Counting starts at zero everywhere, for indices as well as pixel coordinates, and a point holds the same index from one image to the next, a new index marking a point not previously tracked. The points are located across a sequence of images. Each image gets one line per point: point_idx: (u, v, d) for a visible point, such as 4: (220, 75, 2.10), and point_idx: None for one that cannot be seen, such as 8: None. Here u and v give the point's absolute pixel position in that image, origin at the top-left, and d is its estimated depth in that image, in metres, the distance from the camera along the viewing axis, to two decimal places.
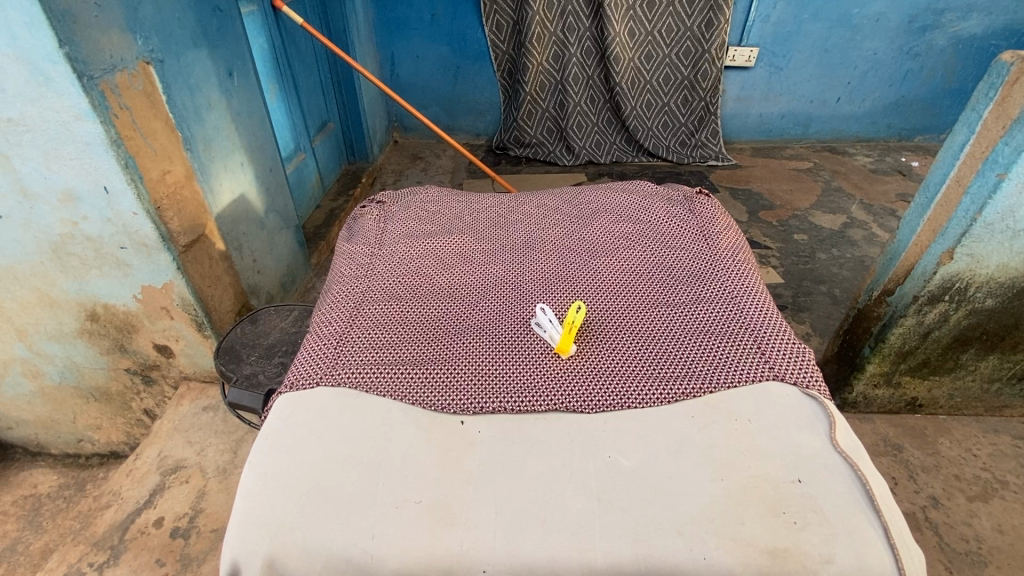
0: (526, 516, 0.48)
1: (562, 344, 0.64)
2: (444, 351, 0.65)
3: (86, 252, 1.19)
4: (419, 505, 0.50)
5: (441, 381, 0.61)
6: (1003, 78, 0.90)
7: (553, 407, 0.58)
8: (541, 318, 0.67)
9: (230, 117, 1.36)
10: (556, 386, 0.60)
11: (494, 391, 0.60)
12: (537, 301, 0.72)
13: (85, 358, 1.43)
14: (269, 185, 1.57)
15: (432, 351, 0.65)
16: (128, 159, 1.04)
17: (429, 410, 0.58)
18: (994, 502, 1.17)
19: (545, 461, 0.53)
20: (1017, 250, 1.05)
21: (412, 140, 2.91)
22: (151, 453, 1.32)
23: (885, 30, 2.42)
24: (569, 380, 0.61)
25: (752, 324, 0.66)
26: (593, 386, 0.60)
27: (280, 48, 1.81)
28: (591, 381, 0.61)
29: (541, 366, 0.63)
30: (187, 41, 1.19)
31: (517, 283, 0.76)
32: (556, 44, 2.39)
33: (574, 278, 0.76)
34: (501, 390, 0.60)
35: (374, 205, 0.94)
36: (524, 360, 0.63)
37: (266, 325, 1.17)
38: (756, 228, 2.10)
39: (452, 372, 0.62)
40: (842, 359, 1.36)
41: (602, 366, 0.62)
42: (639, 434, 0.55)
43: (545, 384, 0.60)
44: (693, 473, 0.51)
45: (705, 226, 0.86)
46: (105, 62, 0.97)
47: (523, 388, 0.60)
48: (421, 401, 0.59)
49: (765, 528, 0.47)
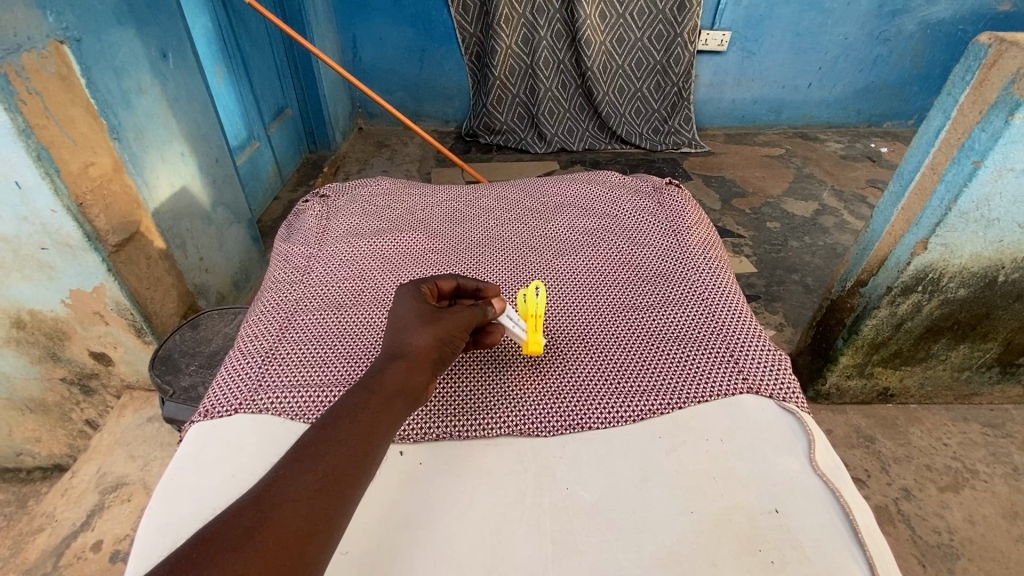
0: (469, 568, 0.42)
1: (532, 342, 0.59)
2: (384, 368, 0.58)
3: (3, 254, 1.08)
4: (346, 557, 0.43)
5: None
6: (980, 60, 0.89)
7: (504, 431, 0.52)
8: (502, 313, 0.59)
9: (166, 103, 1.24)
10: (510, 406, 0.55)
11: (438, 413, 0.54)
12: None
13: (15, 367, 1.32)
14: (216, 176, 1.46)
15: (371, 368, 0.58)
16: (41, 150, 0.93)
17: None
18: (965, 491, 1.17)
19: (497, 493, 0.47)
20: (991, 239, 1.03)
21: (377, 127, 2.79)
22: (89, 469, 1.22)
23: (855, 14, 2.40)
24: (525, 400, 0.55)
25: (722, 331, 0.61)
26: (551, 406, 0.54)
27: (225, 27, 1.68)
28: (547, 399, 0.55)
29: (494, 385, 0.57)
30: (110, 18, 1.07)
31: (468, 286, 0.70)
32: (525, 26, 2.29)
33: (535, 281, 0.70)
34: (446, 412, 0.54)
35: (317, 200, 0.86)
36: (476, 380, 0.57)
37: (208, 331, 1.08)
38: (729, 217, 2.07)
39: None
40: (816, 351, 1.33)
41: (560, 383, 0.57)
42: (602, 461, 0.50)
43: (497, 404, 0.55)
44: (659, 504, 0.46)
45: (675, 219, 0.80)
46: (8, 40, 0.86)
47: (471, 410, 0.54)
48: None
49: (740, 570, 0.42)
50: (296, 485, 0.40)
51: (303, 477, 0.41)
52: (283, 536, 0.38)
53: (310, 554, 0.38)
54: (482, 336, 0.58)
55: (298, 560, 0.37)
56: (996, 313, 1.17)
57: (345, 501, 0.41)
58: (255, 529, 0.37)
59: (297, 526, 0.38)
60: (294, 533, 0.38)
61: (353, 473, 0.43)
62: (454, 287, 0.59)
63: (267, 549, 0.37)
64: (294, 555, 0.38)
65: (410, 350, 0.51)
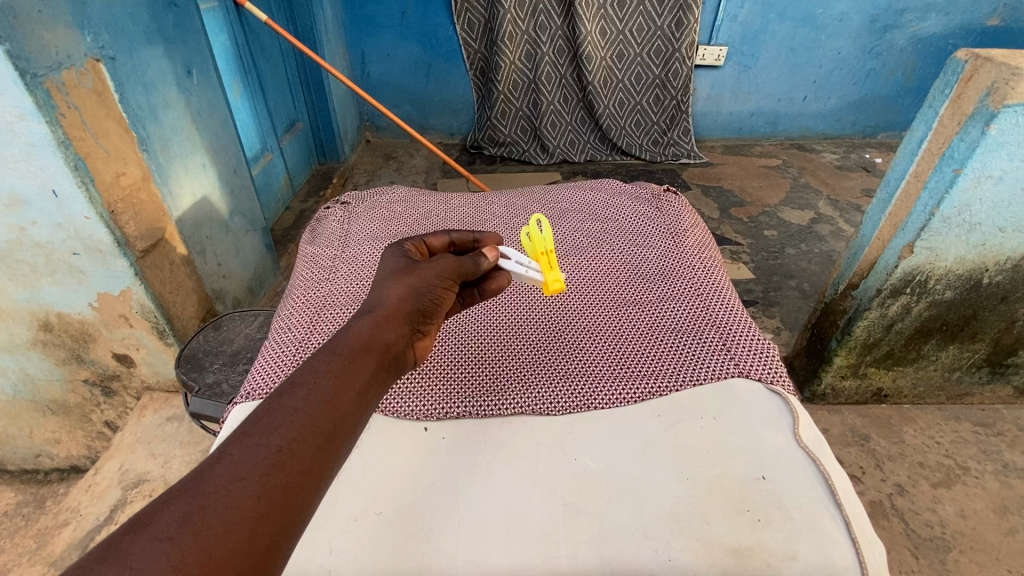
0: (490, 525, 0.57)
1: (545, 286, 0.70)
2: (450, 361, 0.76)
3: (36, 259, 1.13)
4: (380, 516, 0.59)
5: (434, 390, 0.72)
6: (958, 75, 0.95)
7: (536, 411, 0.69)
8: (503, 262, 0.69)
9: (189, 117, 1.31)
10: (543, 390, 0.71)
11: (477, 397, 0.71)
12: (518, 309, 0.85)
13: (40, 369, 1.36)
14: (233, 186, 1.52)
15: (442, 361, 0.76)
16: (78, 160, 0.99)
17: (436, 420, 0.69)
18: (957, 487, 1.21)
19: (538, 468, 0.62)
20: (974, 242, 1.08)
21: (384, 140, 2.87)
22: (111, 467, 1.26)
23: (848, 30, 2.48)
24: (557, 385, 0.72)
25: (715, 324, 0.77)
26: (577, 388, 0.71)
27: (243, 45, 1.75)
28: (575, 383, 0.72)
29: (526, 373, 0.74)
30: (141, 38, 1.14)
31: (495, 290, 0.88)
32: (529, 42, 2.38)
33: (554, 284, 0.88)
34: (482, 395, 0.71)
35: (339, 206, 0.93)
36: (509, 369, 0.75)
37: (229, 332, 1.14)
38: (728, 225, 2.13)
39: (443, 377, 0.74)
40: (811, 352, 1.38)
41: (588, 369, 0.74)
42: (607, 439, 0.65)
43: (531, 387, 0.72)
44: (661, 474, 0.61)
45: (673, 225, 0.97)
46: (50, 59, 0.92)
47: (502, 394, 0.71)
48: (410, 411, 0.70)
49: (731, 526, 0.56)
50: (247, 462, 0.40)
51: (255, 453, 0.41)
52: (233, 515, 0.37)
53: (265, 533, 0.38)
54: (486, 282, 0.69)
55: (251, 541, 0.37)
56: (982, 315, 1.22)
57: (304, 479, 0.42)
58: (203, 506, 0.37)
59: (249, 504, 0.38)
60: (247, 514, 0.38)
61: (310, 450, 0.43)
62: (443, 244, 0.70)
63: (215, 529, 0.36)
64: (248, 535, 0.37)
65: (383, 302, 0.57)
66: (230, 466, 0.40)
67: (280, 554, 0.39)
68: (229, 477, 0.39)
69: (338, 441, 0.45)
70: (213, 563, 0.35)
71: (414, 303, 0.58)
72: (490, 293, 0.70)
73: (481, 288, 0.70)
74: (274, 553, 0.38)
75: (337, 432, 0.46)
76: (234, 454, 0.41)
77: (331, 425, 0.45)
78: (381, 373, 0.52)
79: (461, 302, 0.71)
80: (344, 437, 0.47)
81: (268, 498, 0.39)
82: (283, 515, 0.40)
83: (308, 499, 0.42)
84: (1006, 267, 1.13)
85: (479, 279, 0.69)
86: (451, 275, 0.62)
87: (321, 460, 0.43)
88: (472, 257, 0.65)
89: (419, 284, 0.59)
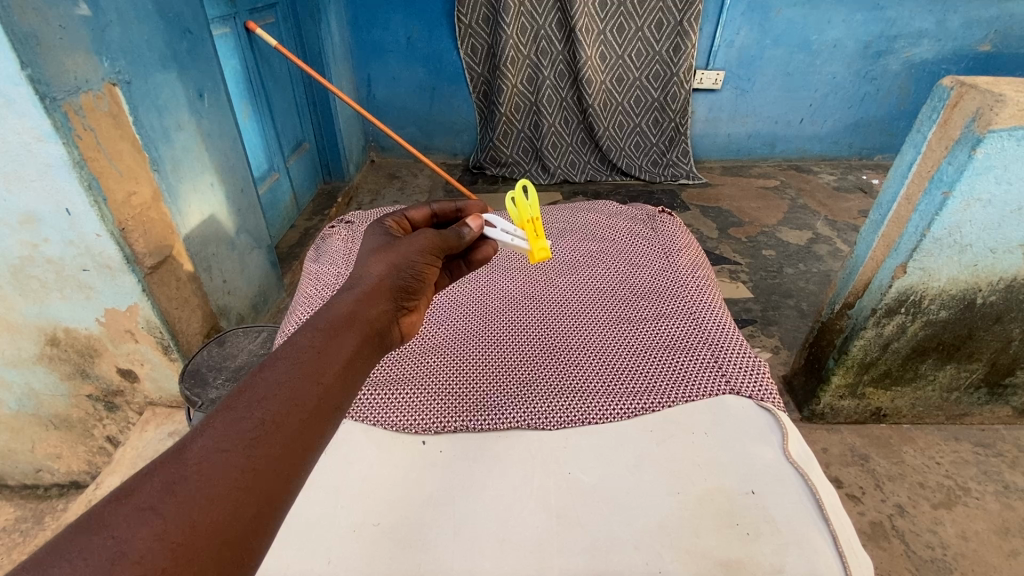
0: (484, 538, 0.58)
1: (533, 257, 0.77)
2: (454, 373, 0.79)
3: (47, 275, 1.16)
4: (378, 526, 0.60)
5: (431, 405, 0.74)
6: (945, 102, 0.98)
7: (530, 424, 0.71)
8: (489, 232, 0.75)
9: (200, 137, 1.35)
10: (538, 405, 0.73)
11: (475, 411, 0.73)
12: (515, 325, 0.87)
13: (44, 384, 1.38)
14: (241, 204, 1.55)
15: (447, 372, 0.79)
16: (92, 180, 1.02)
17: (439, 431, 0.71)
18: (958, 508, 1.20)
19: (534, 479, 0.64)
20: (966, 263, 1.10)
21: (389, 160, 2.93)
22: (112, 482, 1.27)
23: (842, 55, 2.54)
24: (551, 400, 0.74)
25: (708, 340, 0.80)
26: (571, 403, 0.73)
27: (253, 68, 1.82)
28: (568, 399, 0.74)
29: (524, 388, 0.76)
30: (156, 63, 1.18)
31: (495, 307, 0.91)
32: (531, 67, 2.45)
33: (552, 302, 0.91)
34: (480, 409, 0.73)
35: (343, 225, 0.99)
36: (507, 383, 0.77)
37: (233, 347, 1.15)
38: (726, 244, 2.15)
39: (439, 390, 0.76)
40: (809, 371, 1.40)
41: (584, 382, 0.76)
42: (600, 454, 0.67)
43: (526, 403, 0.74)
44: (652, 486, 0.63)
45: (667, 244, 1.02)
46: (69, 83, 0.96)
47: (501, 408, 0.73)
48: (407, 426, 0.71)
49: (720, 540, 0.57)
50: (231, 434, 0.42)
51: (239, 426, 0.43)
52: (217, 486, 0.39)
53: (250, 505, 0.40)
54: (473, 252, 0.76)
55: (236, 513, 0.39)
56: (977, 335, 1.23)
57: (289, 452, 0.43)
58: (185, 478, 0.38)
59: (235, 476, 0.40)
60: (231, 486, 0.39)
61: (294, 429, 0.45)
62: (426, 216, 0.78)
63: (199, 499, 0.38)
64: (233, 507, 0.39)
65: (364, 280, 0.61)
66: (213, 439, 0.41)
67: (268, 527, 0.41)
68: (212, 449, 0.41)
69: (322, 417, 0.47)
70: (200, 530, 0.36)
71: (395, 279, 0.62)
72: (477, 262, 0.77)
73: (466, 259, 0.76)
74: (261, 526, 0.40)
75: (321, 408, 0.48)
76: (218, 427, 0.42)
77: (316, 401, 0.48)
78: (364, 350, 0.55)
79: (450, 274, 0.77)
80: (332, 414, 0.49)
81: (252, 473, 0.41)
82: (268, 489, 0.41)
83: (292, 474, 0.43)
84: (999, 287, 1.14)
85: (465, 250, 0.76)
86: (432, 250, 0.66)
87: (306, 438, 0.45)
88: (455, 231, 0.69)
89: (399, 261, 0.63)
